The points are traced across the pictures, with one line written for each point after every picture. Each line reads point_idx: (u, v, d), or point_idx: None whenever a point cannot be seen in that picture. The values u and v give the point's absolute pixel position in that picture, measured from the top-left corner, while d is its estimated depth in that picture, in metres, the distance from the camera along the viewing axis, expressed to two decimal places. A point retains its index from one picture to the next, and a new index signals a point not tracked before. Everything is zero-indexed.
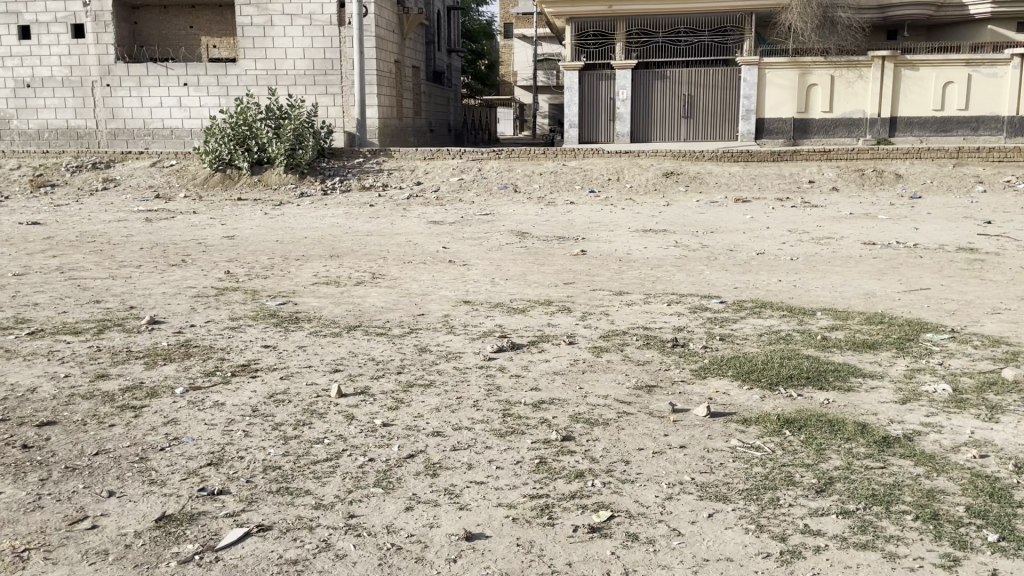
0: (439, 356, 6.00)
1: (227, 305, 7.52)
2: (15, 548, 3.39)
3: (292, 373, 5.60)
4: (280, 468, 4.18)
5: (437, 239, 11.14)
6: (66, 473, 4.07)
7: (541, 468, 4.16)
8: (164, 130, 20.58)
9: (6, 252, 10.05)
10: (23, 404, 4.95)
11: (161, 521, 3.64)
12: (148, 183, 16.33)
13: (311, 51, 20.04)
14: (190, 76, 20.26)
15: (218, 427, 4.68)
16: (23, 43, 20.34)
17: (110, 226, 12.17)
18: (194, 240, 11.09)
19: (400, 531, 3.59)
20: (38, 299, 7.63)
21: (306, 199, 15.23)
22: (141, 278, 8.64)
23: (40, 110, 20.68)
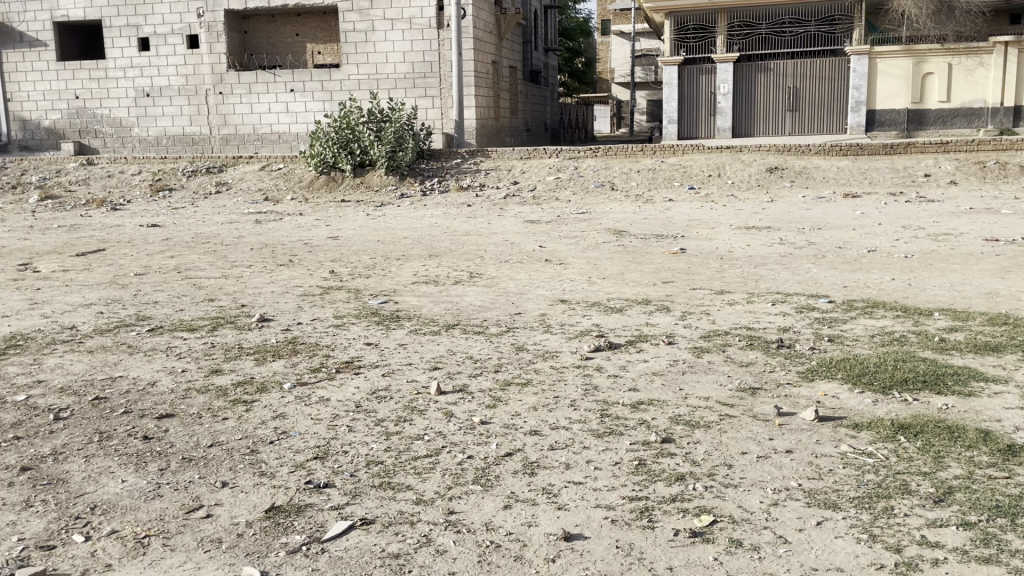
0: (537, 356, 5.99)
1: (332, 303, 7.76)
2: (137, 534, 3.58)
3: (392, 370, 5.72)
4: (382, 463, 4.27)
5: (534, 238, 11.14)
6: (183, 463, 4.27)
7: (640, 470, 4.10)
8: (272, 135, 21.41)
9: (128, 253, 10.65)
10: (144, 397, 5.24)
11: (270, 511, 3.78)
12: (258, 186, 17.01)
13: (410, 55, 20.41)
14: (296, 82, 21.03)
15: (323, 422, 4.82)
16: (143, 54, 21.58)
17: (223, 228, 12.74)
18: (300, 241, 11.50)
19: (499, 529, 3.60)
20: (158, 298, 8.06)
21: (406, 199, 15.53)
22: (251, 277, 9.00)
23: (159, 118, 21.86)
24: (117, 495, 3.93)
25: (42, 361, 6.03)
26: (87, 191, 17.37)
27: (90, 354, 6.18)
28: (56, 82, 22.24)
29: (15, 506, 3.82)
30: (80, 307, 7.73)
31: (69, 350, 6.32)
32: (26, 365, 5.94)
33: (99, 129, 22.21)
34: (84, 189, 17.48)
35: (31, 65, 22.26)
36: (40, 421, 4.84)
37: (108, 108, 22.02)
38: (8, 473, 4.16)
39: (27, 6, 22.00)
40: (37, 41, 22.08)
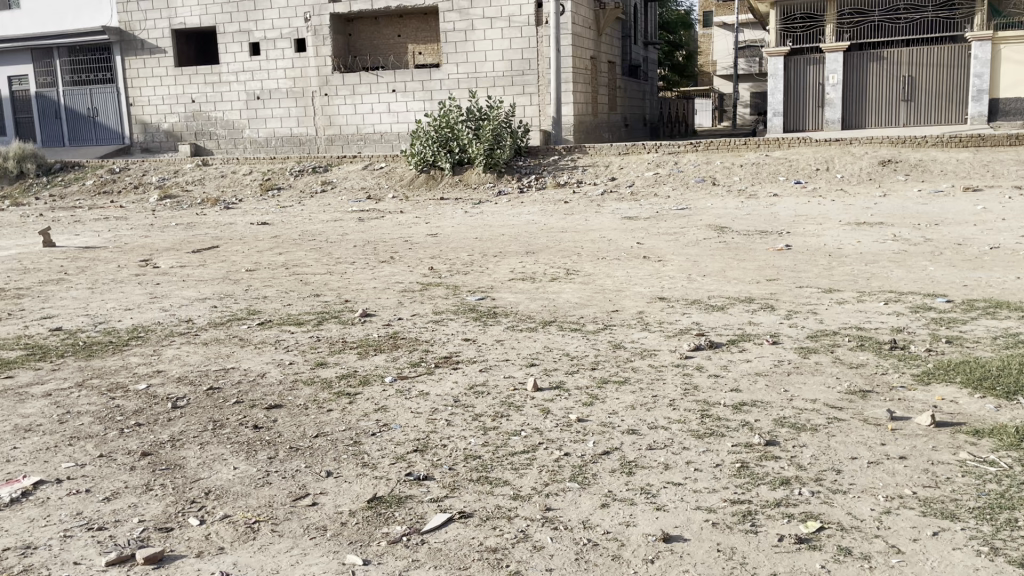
0: (635, 353, 5.93)
1: (431, 299, 7.89)
2: (247, 519, 3.73)
3: (490, 366, 5.77)
4: (480, 458, 4.31)
5: (631, 235, 11.01)
6: (290, 453, 4.43)
7: (742, 473, 3.99)
8: (374, 135, 21.94)
9: (239, 249, 11.13)
10: (255, 388, 5.47)
11: (372, 502, 3.87)
12: (361, 185, 17.48)
13: (509, 52, 20.52)
14: (398, 83, 21.48)
15: (423, 415, 4.91)
16: (253, 59, 22.51)
17: (328, 226, 13.13)
18: (402, 238, 11.73)
19: (596, 527, 3.58)
20: (267, 293, 8.38)
21: (503, 197, 15.64)
22: (355, 274, 9.26)
23: (268, 120, 22.73)
24: (229, 482, 4.10)
25: (161, 352, 6.37)
26: (202, 191, 18.25)
27: (205, 346, 6.49)
28: (174, 87, 23.47)
29: (136, 489, 4.04)
30: (196, 301, 8.13)
31: (185, 341, 6.66)
32: (147, 355, 6.29)
33: (213, 131, 23.30)
34: (200, 189, 18.38)
35: (152, 71, 23.58)
36: (159, 409, 5.11)
37: (221, 110, 23.07)
38: (131, 457, 4.41)
39: (149, 15, 23.30)
40: (157, 48, 23.35)
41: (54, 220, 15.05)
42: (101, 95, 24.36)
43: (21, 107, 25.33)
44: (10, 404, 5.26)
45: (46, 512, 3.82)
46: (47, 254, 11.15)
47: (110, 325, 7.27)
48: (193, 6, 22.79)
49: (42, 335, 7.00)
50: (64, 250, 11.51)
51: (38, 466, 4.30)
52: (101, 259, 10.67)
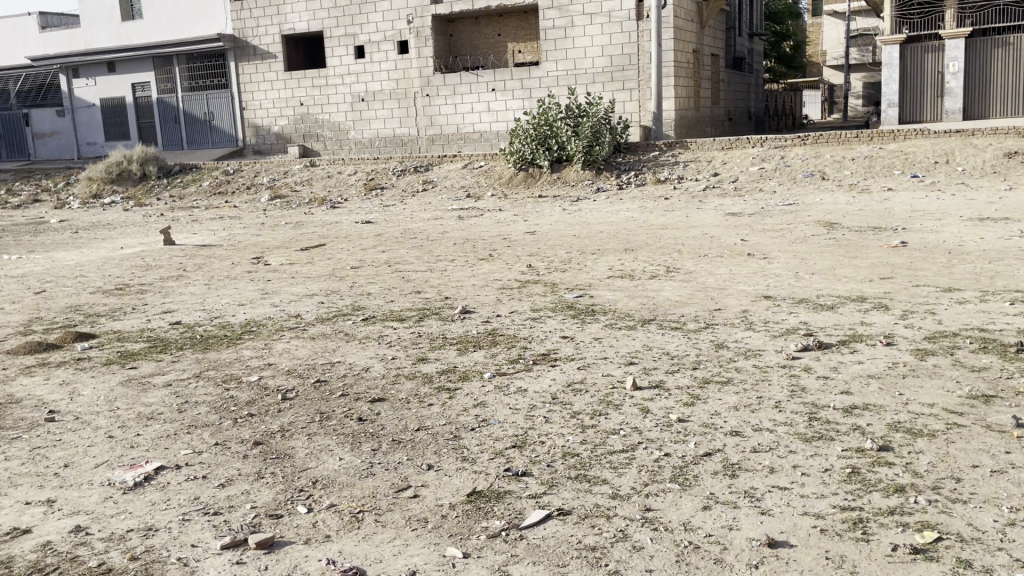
0: (738, 353, 5.78)
1: (529, 297, 7.92)
2: (352, 509, 3.84)
3: (588, 364, 5.74)
4: (578, 456, 4.29)
5: (736, 232, 10.74)
6: (392, 445, 4.53)
7: (853, 479, 3.83)
8: (474, 134, 22.19)
9: (345, 247, 11.47)
10: (359, 381, 5.63)
11: (471, 496, 3.91)
12: (461, 184, 17.69)
13: (609, 48, 20.35)
14: (497, 82, 21.64)
15: (521, 411, 4.92)
16: (358, 62, 23.16)
17: (429, 224, 13.37)
18: (501, 236, 11.81)
19: (698, 530, 3.50)
20: (371, 290, 8.60)
21: (602, 194, 15.54)
22: (455, 271, 9.39)
23: (373, 121, 23.33)
24: (335, 472, 4.23)
25: (271, 345, 6.63)
26: (310, 191, 18.91)
27: (312, 340, 6.72)
28: (284, 91, 24.39)
29: (248, 477, 4.22)
30: (304, 297, 8.43)
31: (294, 335, 6.91)
32: (258, 349, 6.56)
33: (320, 133, 24.09)
34: (308, 189, 19.04)
35: (263, 76, 24.59)
36: (270, 400, 5.33)
37: (328, 113, 23.83)
38: (243, 446, 4.61)
39: (261, 22, 24.29)
40: (269, 53, 24.33)
41: (174, 219, 15.89)
42: (217, 100, 25.53)
43: (143, 113, 26.85)
44: (134, 393, 5.59)
45: (166, 496, 4.03)
46: (167, 251, 11.79)
47: (225, 319, 7.63)
48: (302, 12, 23.62)
49: (163, 328, 7.41)
50: (183, 248, 12.14)
51: (159, 452, 4.54)
52: (216, 256, 11.21)
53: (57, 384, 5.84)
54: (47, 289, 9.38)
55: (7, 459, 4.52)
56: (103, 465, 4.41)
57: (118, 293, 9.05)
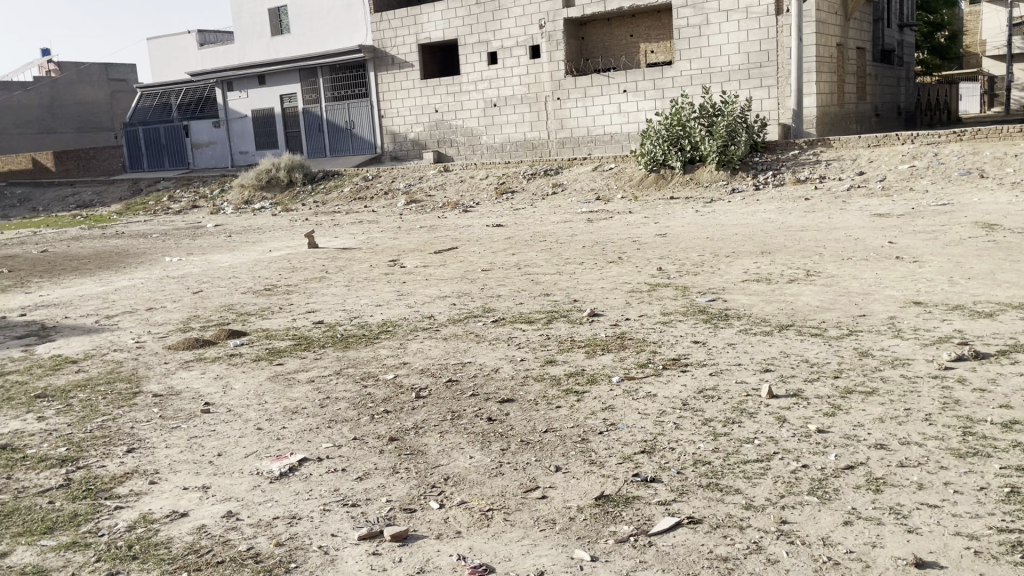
0: (883, 362, 5.48)
1: (659, 300, 7.80)
2: (482, 507, 3.90)
3: (721, 370, 5.59)
4: (710, 464, 4.19)
5: (882, 234, 10.19)
6: (521, 446, 4.58)
7: (1013, 499, 3.55)
8: (605, 137, 22.07)
9: (476, 250, 11.69)
10: (489, 382, 5.72)
11: (600, 499, 3.90)
12: (591, 187, 17.62)
13: (746, 45, 19.68)
14: (629, 83, 21.44)
15: (651, 416, 4.86)
16: (491, 67, 23.58)
17: (558, 227, 13.44)
18: (631, 238, 11.69)
19: (838, 545, 3.34)
20: (500, 292, 8.72)
21: (737, 195, 15.12)
22: (584, 274, 9.37)
23: (504, 126, 23.69)
24: (465, 470, 4.32)
25: (406, 345, 6.85)
26: (444, 196, 19.37)
27: (445, 341, 6.90)
28: (420, 99, 25.16)
29: (384, 471, 4.37)
30: (437, 298, 8.66)
31: (427, 336, 7.12)
32: (394, 348, 6.80)
33: (454, 139, 24.73)
34: (442, 194, 19.56)
35: (401, 84, 25.49)
36: (404, 398, 5.50)
37: (461, 119, 24.43)
38: (379, 441, 4.79)
39: (399, 32, 25.18)
40: (406, 62, 25.18)
41: (317, 224, 16.69)
42: (357, 109, 26.64)
43: (290, 123, 28.39)
44: (280, 388, 5.92)
45: (308, 486, 4.24)
46: (311, 254, 12.41)
47: (363, 319, 7.95)
48: (438, 21, 24.33)
49: (306, 327, 7.79)
50: (326, 250, 12.75)
51: (303, 445, 4.79)
52: (355, 259, 11.70)
53: (212, 377, 6.26)
54: (203, 289, 10.06)
55: (168, 447, 4.89)
56: (253, 455, 4.69)
57: (266, 293, 9.62)
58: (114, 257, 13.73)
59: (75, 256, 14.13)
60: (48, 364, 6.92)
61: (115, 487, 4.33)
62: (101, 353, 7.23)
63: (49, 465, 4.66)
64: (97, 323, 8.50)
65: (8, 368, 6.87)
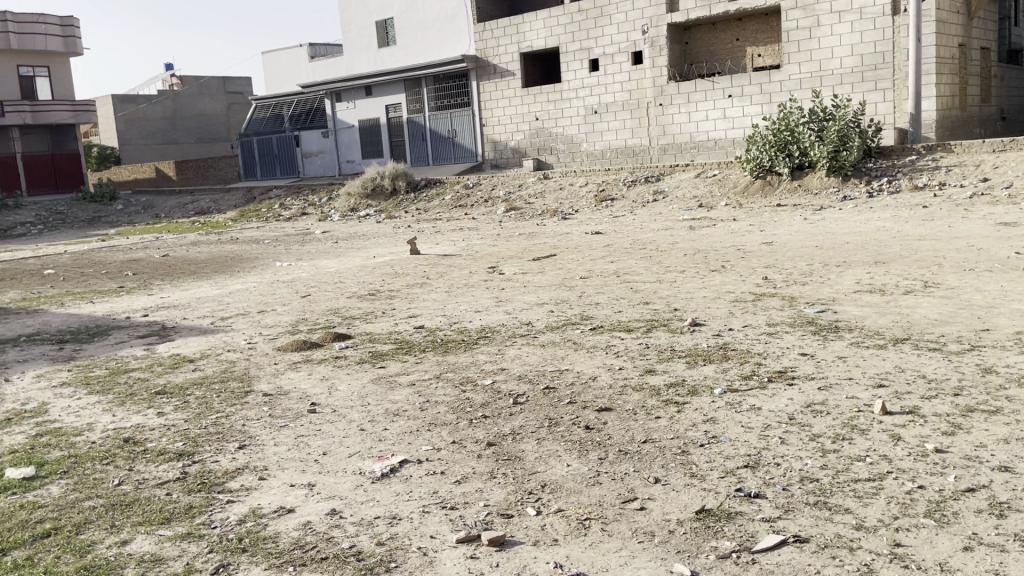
0: (1009, 380, 5.14)
1: (764, 310, 7.58)
2: (579, 516, 3.87)
3: (830, 384, 5.37)
4: (818, 481, 4.03)
5: (1008, 244, 9.60)
6: (619, 455, 4.52)
7: None
8: (709, 143, 21.65)
9: (575, 257, 11.67)
10: (587, 390, 5.68)
11: (701, 513, 3.81)
12: (694, 194, 17.29)
13: (859, 47, 18.89)
14: (734, 87, 20.93)
15: (755, 430, 4.72)
16: (592, 75, 23.59)
17: (659, 234, 13.27)
18: (734, 246, 11.42)
19: (956, 572, 3.15)
20: (599, 300, 8.67)
21: (849, 202, 14.54)
22: (685, 282, 9.21)
23: (605, 133, 23.61)
24: (562, 478, 4.30)
25: (504, 351, 6.90)
26: (543, 203, 19.42)
27: (542, 348, 6.90)
28: (521, 107, 25.36)
29: (482, 475, 4.40)
30: (535, 305, 8.68)
31: (525, 342, 7.13)
32: (492, 354, 6.86)
33: (554, 147, 24.86)
34: (541, 202, 19.61)
35: (503, 93, 25.76)
36: (502, 403, 5.54)
37: (562, 126, 24.52)
38: (477, 446, 4.83)
39: (501, 42, 25.46)
40: (508, 71, 25.44)
41: (420, 230, 17.03)
42: (459, 118, 27.07)
43: (395, 132, 29.10)
44: (382, 390, 6.06)
45: (408, 488, 4.32)
46: (414, 260, 12.69)
47: (462, 324, 8.05)
48: (540, 29, 24.50)
49: (408, 331, 7.95)
50: (428, 256, 13.00)
51: (403, 447, 4.88)
52: (456, 265, 11.88)
53: (319, 379, 6.46)
54: (312, 293, 10.43)
55: (277, 444, 5.07)
56: (356, 455, 4.81)
57: (370, 297, 9.88)
58: (230, 261, 14.40)
59: (194, 259, 14.91)
60: (168, 362, 7.31)
61: (227, 481, 4.53)
62: (216, 352, 7.59)
63: (167, 458, 4.91)
64: (213, 324, 8.93)
65: (132, 364, 7.30)
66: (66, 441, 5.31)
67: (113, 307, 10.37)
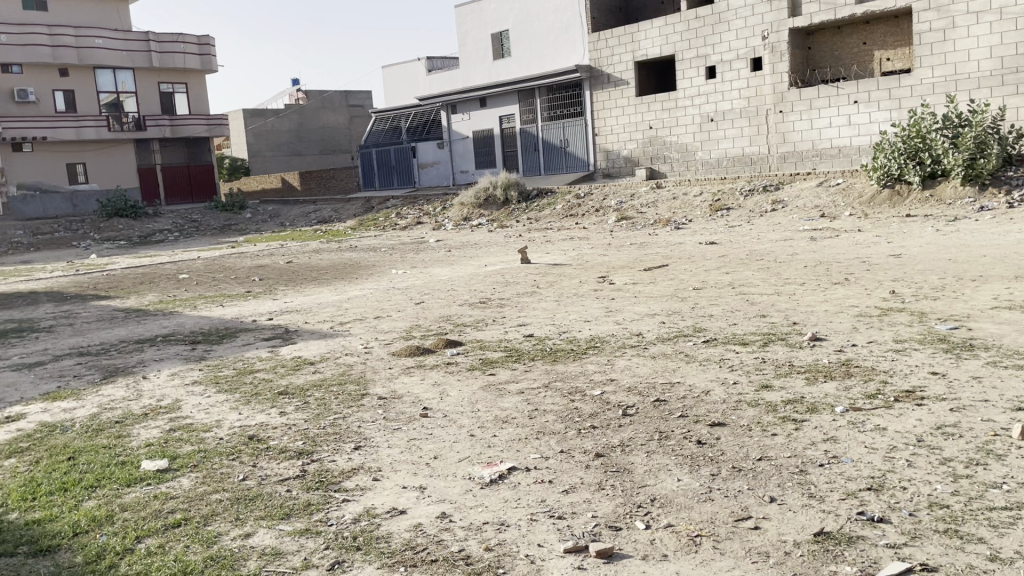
0: None
1: (891, 326, 7.21)
2: (690, 532, 3.79)
3: (964, 406, 5.03)
4: (948, 508, 3.79)
5: None
6: (733, 472, 4.40)
7: None
8: (832, 150, 20.81)
9: (688, 268, 11.45)
10: (699, 404, 5.55)
11: (820, 536, 3.65)
12: (814, 204, 16.67)
13: (999, 48, 17.69)
14: (861, 93, 20.00)
15: (880, 451, 4.49)
16: (709, 82, 23.19)
17: (777, 245, 12.86)
18: (859, 259, 10.92)
19: None
20: (713, 312, 8.48)
21: (987, 213, 13.67)
22: (805, 295, 8.89)
23: (722, 141, 23.13)
24: (673, 492, 4.22)
25: (614, 361, 6.84)
26: (655, 213, 19.19)
27: (653, 359, 6.80)
28: (634, 116, 25.19)
29: (591, 486, 4.38)
30: (646, 316, 8.58)
31: (636, 353, 7.05)
32: (601, 364, 6.81)
33: (668, 155, 24.57)
34: (654, 211, 19.38)
35: (616, 102, 25.66)
36: (611, 414, 5.49)
37: (677, 135, 24.19)
38: (585, 456, 4.80)
39: (616, 51, 25.38)
40: (622, 80, 25.32)
41: (531, 240, 17.14)
42: (572, 128, 27.11)
43: (509, 143, 29.45)
44: (492, 397, 6.11)
45: (516, 495, 4.34)
46: (524, 269, 12.77)
47: (572, 334, 8.04)
48: (656, 38, 24.29)
49: (518, 340, 8.01)
50: (538, 266, 13.07)
51: (512, 454, 4.91)
52: (566, 275, 11.88)
53: (431, 384, 6.59)
54: (425, 300, 10.66)
55: (390, 447, 5.21)
56: (465, 461, 4.87)
57: (481, 305, 10.01)
58: (349, 268, 14.91)
59: (316, 266, 15.53)
60: (290, 364, 7.63)
61: (343, 481, 4.67)
62: (335, 356, 7.87)
63: (288, 456, 5.13)
64: (332, 328, 9.27)
65: (257, 365, 7.66)
66: (197, 436, 5.63)
67: (240, 311, 10.92)
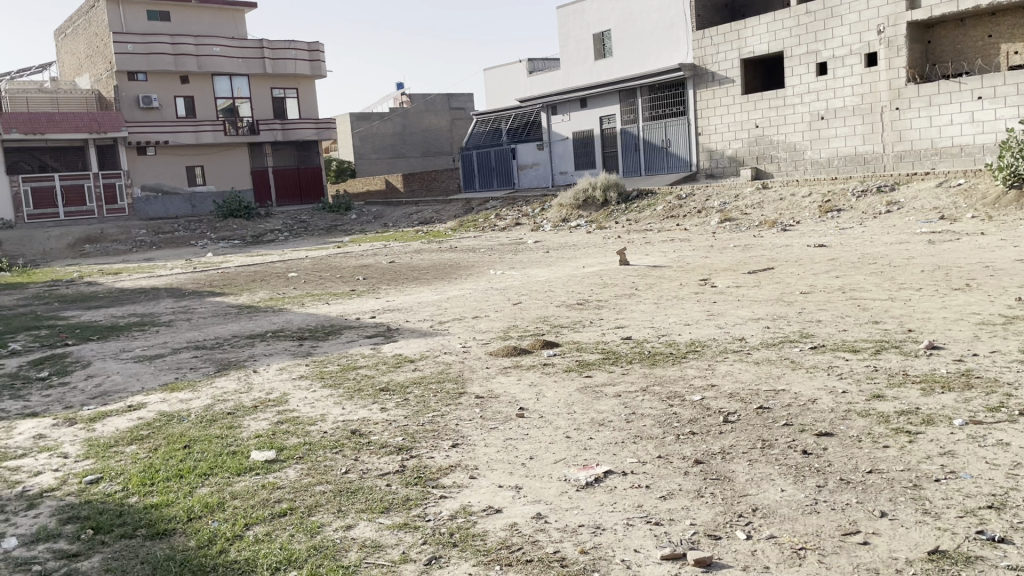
0: None
1: (1017, 335, 6.77)
2: (794, 544, 3.65)
3: None
4: None
5: None
6: (840, 484, 4.21)
7: None
8: (953, 149, 19.65)
9: (795, 271, 11.08)
10: (805, 413, 5.35)
11: (934, 554, 3.45)
12: (933, 205, 15.85)
13: None
14: (985, 88, 18.79)
15: (1002, 468, 4.21)
16: (820, 78, 22.43)
17: (892, 248, 12.30)
18: (982, 263, 10.29)
19: None
20: (822, 317, 8.18)
21: None
22: (921, 301, 8.46)
23: (832, 139, 22.33)
24: (776, 503, 4.08)
25: (715, 366, 6.68)
26: (760, 214, 18.67)
27: (756, 365, 6.61)
28: (739, 115, 24.61)
29: (689, 493, 4.28)
30: (750, 320, 8.36)
31: (738, 358, 6.87)
32: (702, 368, 6.67)
33: (775, 155, 23.89)
34: (759, 212, 18.88)
35: (721, 101, 25.10)
36: (712, 420, 5.36)
37: (784, 133, 23.48)
38: (684, 462, 4.70)
39: (721, 48, 24.80)
40: (727, 78, 24.75)
41: (630, 241, 17.01)
42: (674, 127, 26.68)
43: (609, 143, 29.24)
44: (589, 399, 6.07)
45: (612, 499, 4.28)
46: (624, 270, 12.68)
47: (672, 337, 7.91)
48: (763, 34, 23.67)
49: (615, 342, 7.94)
50: (637, 267, 12.94)
51: (608, 457, 4.86)
52: (666, 277, 11.68)
53: (528, 385, 6.59)
54: (523, 301, 10.69)
55: (486, 445, 5.24)
56: (561, 462, 4.86)
57: (579, 307, 9.98)
58: (449, 268, 15.14)
59: (417, 266, 15.83)
60: (391, 361, 7.80)
61: (441, 477, 4.73)
62: (434, 354, 8.00)
63: (387, 451, 5.24)
64: (433, 327, 9.43)
65: (360, 362, 7.85)
66: (303, 429, 5.82)
67: (345, 308, 11.26)
